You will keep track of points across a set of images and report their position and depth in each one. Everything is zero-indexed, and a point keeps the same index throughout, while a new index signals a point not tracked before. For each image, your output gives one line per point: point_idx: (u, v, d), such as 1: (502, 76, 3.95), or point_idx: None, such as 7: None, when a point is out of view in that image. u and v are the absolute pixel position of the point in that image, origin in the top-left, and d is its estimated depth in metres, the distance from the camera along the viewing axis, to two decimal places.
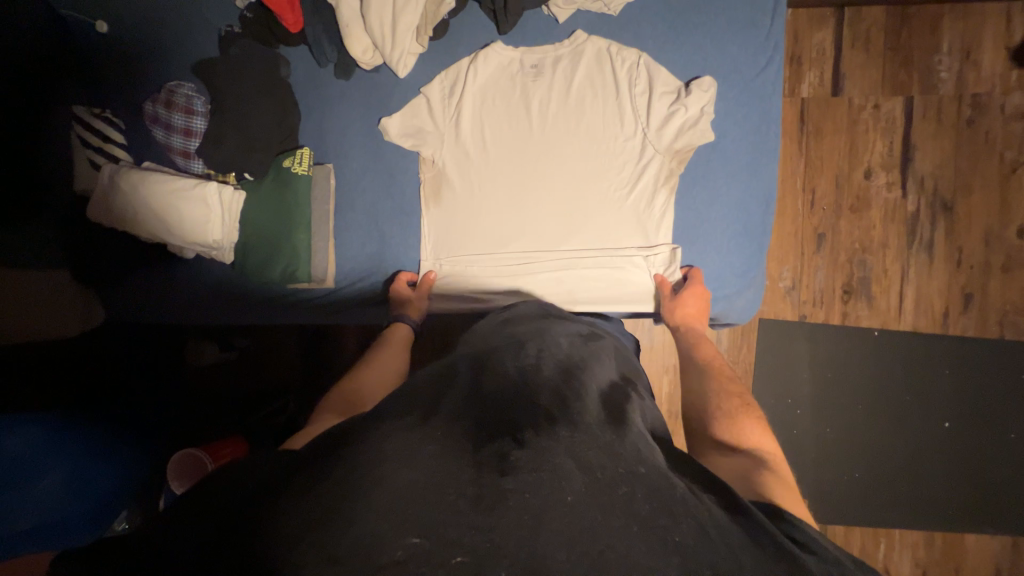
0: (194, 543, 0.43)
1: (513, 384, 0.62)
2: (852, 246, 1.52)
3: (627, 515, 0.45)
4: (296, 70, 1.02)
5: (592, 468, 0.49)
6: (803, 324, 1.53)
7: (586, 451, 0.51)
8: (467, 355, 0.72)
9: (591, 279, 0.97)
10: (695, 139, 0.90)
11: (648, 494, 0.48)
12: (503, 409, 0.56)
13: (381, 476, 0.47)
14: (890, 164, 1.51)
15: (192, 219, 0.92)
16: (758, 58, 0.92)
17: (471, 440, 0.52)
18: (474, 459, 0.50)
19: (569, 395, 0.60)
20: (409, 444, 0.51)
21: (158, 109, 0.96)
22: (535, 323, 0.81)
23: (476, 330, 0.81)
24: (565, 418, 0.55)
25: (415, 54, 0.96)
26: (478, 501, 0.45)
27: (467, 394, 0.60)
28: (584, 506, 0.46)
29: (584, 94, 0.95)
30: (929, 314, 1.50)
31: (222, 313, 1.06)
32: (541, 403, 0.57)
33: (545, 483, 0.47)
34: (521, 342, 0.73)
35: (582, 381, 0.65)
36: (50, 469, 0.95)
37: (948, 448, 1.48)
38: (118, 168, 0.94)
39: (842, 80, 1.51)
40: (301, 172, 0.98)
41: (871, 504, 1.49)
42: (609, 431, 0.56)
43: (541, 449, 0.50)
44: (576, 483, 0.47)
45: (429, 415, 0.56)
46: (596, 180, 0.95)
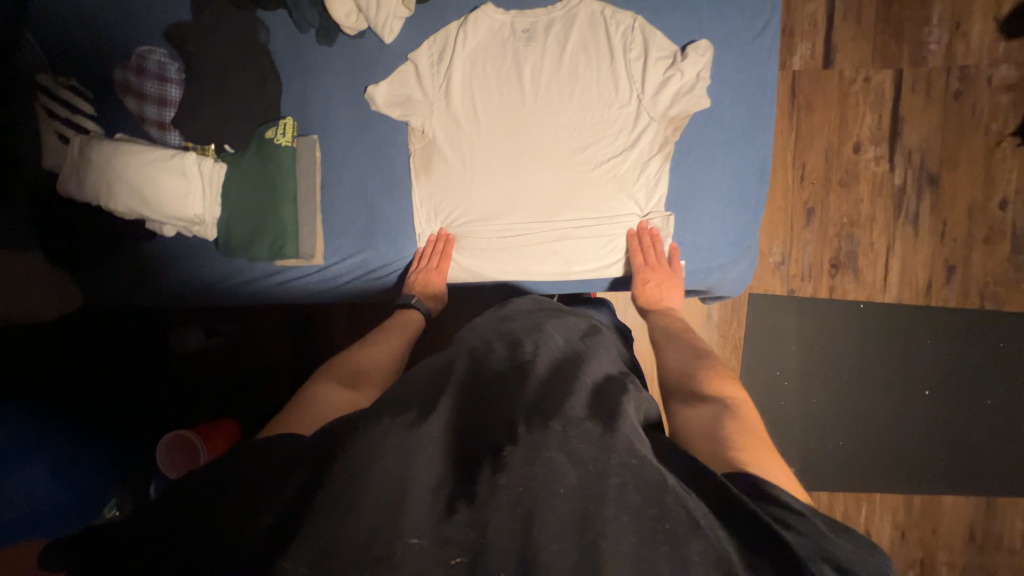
0: (189, 541, 0.42)
1: (507, 386, 0.60)
2: (840, 220, 1.53)
3: (619, 507, 0.45)
4: (276, 36, 0.97)
5: (584, 462, 0.49)
6: (791, 298, 1.56)
7: (578, 445, 0.51)
8: (465, 349, 0.70)
9: (588, 250, 0.96)
10: (691, 105, 0.89)
11: (639, 486, 0.47)
12: (496, 411, 0.56)
13: (364, 474, 0.46)
14: (879, 137, 1.51)
15: (170, 192, 0.88)
16: (755, 22, 0.90)
17: (460, 448, 0.52)
18: (466, 459, 0.51)
19: (563, 391, 0.59)
20: (401, 441, 0.50)
21: (129, 76, 0.91)
22: (534, 320, 0.79)
23: (475, 325, 0.80)
24: (554, 413, 0.54)
25: (402, 18, 0.92)
26: (471, 500, 0.46)
27: (464, 390, 0.60)
28: (577, 500, 0.46)
29: (578, 61, 0.92)
30: (913, 287, 1.53)
31: (208, 298, 1.04)
32: (535, 402, 0.56)
33: (538, 475, 0.47)
34: (516, 338, 0.71)
35: (579, 375, 0.64)
36: (35, 459, 0.92)
37: (928, 416, 1.53)
38: (88, 139, 0.90)
39: (834, 52, 1.50)
40: (284, 144, 0.94)
41: (854, 471, 1.54)
42: (601, 425, 0.54)
43: (534, 447, 0.50)
44: (569, 477, 0.48)
45: (427, 411, 0.55)
46: (590, 151, 0.93)
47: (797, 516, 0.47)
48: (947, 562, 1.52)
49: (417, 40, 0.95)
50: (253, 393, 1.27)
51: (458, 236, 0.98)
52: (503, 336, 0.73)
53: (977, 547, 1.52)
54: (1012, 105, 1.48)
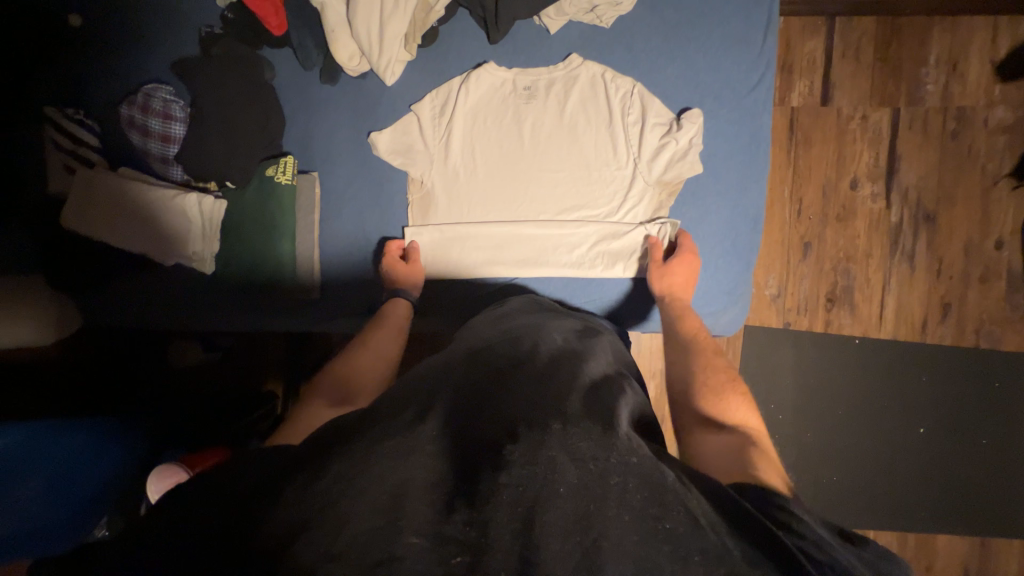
0: (196, 542, 0.43)
1: (503, 380, 0.61)
2: (836, 256, 1.54)
3: (620, 507, 0.45)
4: (281, 73, 0.99)
5: (585, 461, 0.49)
6: (787, 331, 1.56)
7: (579, 443, 0.50)
8: (467, 348, 0.72)
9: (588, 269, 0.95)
10: (684, 171, 0.90)
11: (639, 485, 0.47)
12: (486, 408, 0.56)
13: (364, 473, 0.47)
14: (876, 175, 1.52)
15: (173, 230, 0.92)
16: (749, 75, 0.91)
17: (464, 446, 0.52)
18: (472, 461, 0.49)
19: (562, 390, 0.59)
20: (400, 442, 0.51)
21: (134, 113, 0.93)
22: (535, 319, 0.80)
23: (473, 324, 0.82)
24: (554, 412, 0.54)
25: (404, 62, 0.94)
26: (473, 501, 0.46)
27: (462, 388, 0.61)
28: (577, 499, 0.46)
29: (577, 120, 0.94)
30: (908, 324, 1.54)
31: (199, 314, 1.00)
32: (535, 398, 0.57)
33: (540, 476, 0.47)
34: (516, 336, 0.72)
35: (578, 372, 0.64)
36: (43, 469, 0.93)
37: (923, 453, 1.53)
38: (89, 173, 0.91)
39: (832, 89, 1.52)
40: (285, 181, 0.95)
41: (848, 506, 1.53)
42: (600, 425, 0.54)
43: (535, 444, 0.50)
44: (569, 476, 0.47)
45: (425, 412, 0.56)
46: (586, 210, 0.95)
47: (800, 521, 0.48)
48: None
49: (419, 82, 0.96)
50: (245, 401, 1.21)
51: (452, 243, 0.97)
52: (505, 336, 0.74)
53: None
54: (1008, 146, 1.50)
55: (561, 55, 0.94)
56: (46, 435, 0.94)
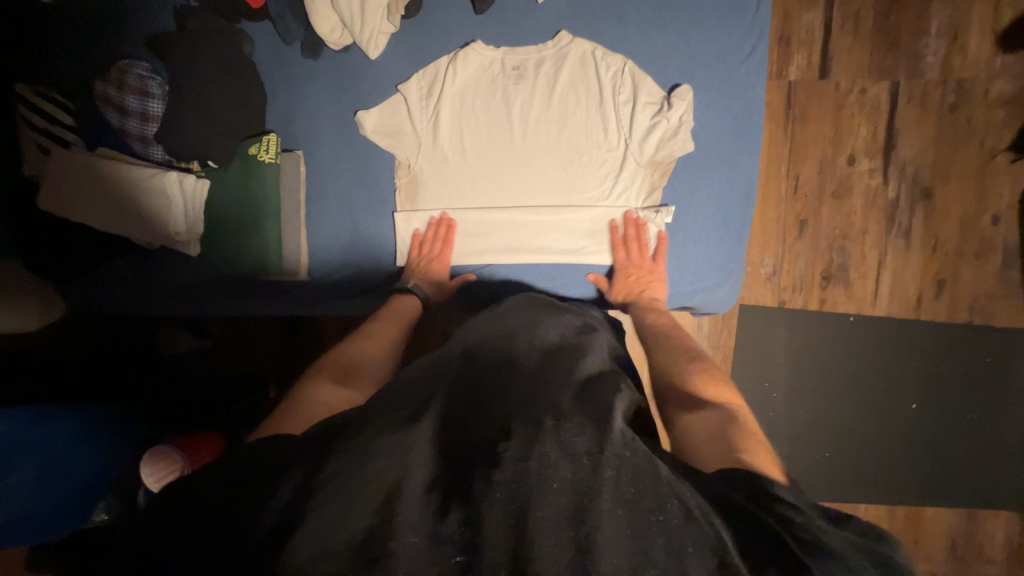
0: (186, 541, 0.43)
1: (501, 376, 0.61)
2: (832, 233, 1.53)
3: (614, 501, 0.45)
4: (260, 48, 0.95)
5: (578, 455, 0.48)
6: (782, 309, 1.56)
7: (573, 438, 0.49)
8: (460, 344, 0.70)
9: (581, 249, 0.94)
10: (675, 150, 0.88)
11: (633, 478, 0.47)
12: (482, 409, 0.55)
13: (355, 476, 0.47)
14: (874, 150, 1.50)
15: (154, 211, 0.89)
16: (743, 45, 0.89)
17: (459, 444, 0.51)
18: (465, 462, 0.49)
19: (555, 386, 0.59)
20: (392, 442, 0.50)
21: (109, 90, 0.90)
22: (529, 315, 0.78)
23: (476, 320, 0.78)
24: (548, 407, 0.53)
25: (387, 34, 0.90)
26: (465, 499, 0.46)
27: (455, 384, 0.60)
28: (571, 494, 0.45)
29: (567, 100, 0.91)
30: (903, 301, 1.54)
31: (187, 304, 1.00)
32: (529, 394, 0.56)
33: (533, 473, 0.46)
34: (509, 331, 0.72)
35: (571, 368, 0.64)
36: (28, 461, 0.92)
37: (914, 429, 1.54)
38: (67, 155, 0.88)
39: (830, 63, 1.49)
40: (268, 160, 0.93)
41: (840, 482, 1.55)
42: (594, 419, 0.53)
43: (527, 441, 0.49)
44: (563, 472, 0.46)
45: (421, 411, 0.55)
46: (576, 193, 0.93)
47: (790, 507, 0.48)
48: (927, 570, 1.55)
49: (403, 56, 0.93)
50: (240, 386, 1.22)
51: (444, 225, 0.95)
52: (498, 327, 0.73)
53: (959, 556, 1.54)
54: (1008, 119, 1.47)
55: (550, 26, 0.90)
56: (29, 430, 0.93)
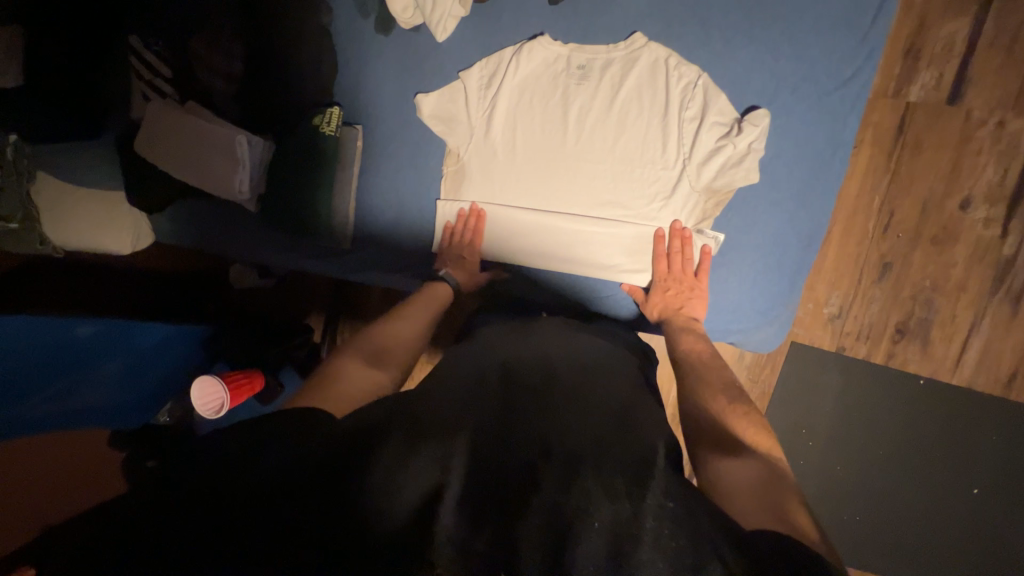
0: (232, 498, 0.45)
1: (534, 398, 0.62)
2: (921, 283, 1.35)
3: (654, 547, 0.44)
4: (338, 17, 0.97)
5: (619, 496, 0.48)
6: (839, 356, 1.41)
7: (613, 478, 0.49)
8: (499, 353, 0.72)
9: (613, 265, 0.91)
10: (737, 179, 0.81)
11: (675, 531, 0.45)
12: (519, 424, 0.56)
13: (399, 467, 0.49)
14: (997, 195, 1.28)
15: (222, 168, 0.96)
16: (844, 69, 0.78)
17: (498, 458, 0.52)
18: (507, 480, 0.50)
19: (592, 417, 0.59)
20: (436, 444, 0.51)
21: (202, 49, 0.98)
22: (564, 337, 0.78)
23: (492, 326, 0.83)
24: (587, 440, 0.55)
25: (458, 18, 0.89)
26: (508, 513, 0.47)
27: (492, 395, 0.61)
28: (610, 535, 0.44)
29: (629, 108, 0.85)
30: (991, 374, 1.34)
31: (246, 252, 1.09)
32: (567, 423, 0.57)
33: (573, 505, 0.46)
34: (545, 353, 0.73)
35: (606, 399, 0.64)
36: (112, 358, 1.01)
37: (969, 514, 1.38)
38: (160, 107, 0.96)
39: (965, 85, 1.27)
40: (328, 133, 0.95)
41: (866, 550, 1.43)
42: (637, 458, 0.52)
43: (568, 473, 0.49)
44: (604, 509, 0.46)
45: (460, 416, 0.57)
46: (618, 207, 0.88)
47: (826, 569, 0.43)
48: None
49: (471, 40, 0.92)
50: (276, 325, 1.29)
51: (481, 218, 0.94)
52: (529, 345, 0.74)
53: None
54: None
55: (626, 24, 0.84)
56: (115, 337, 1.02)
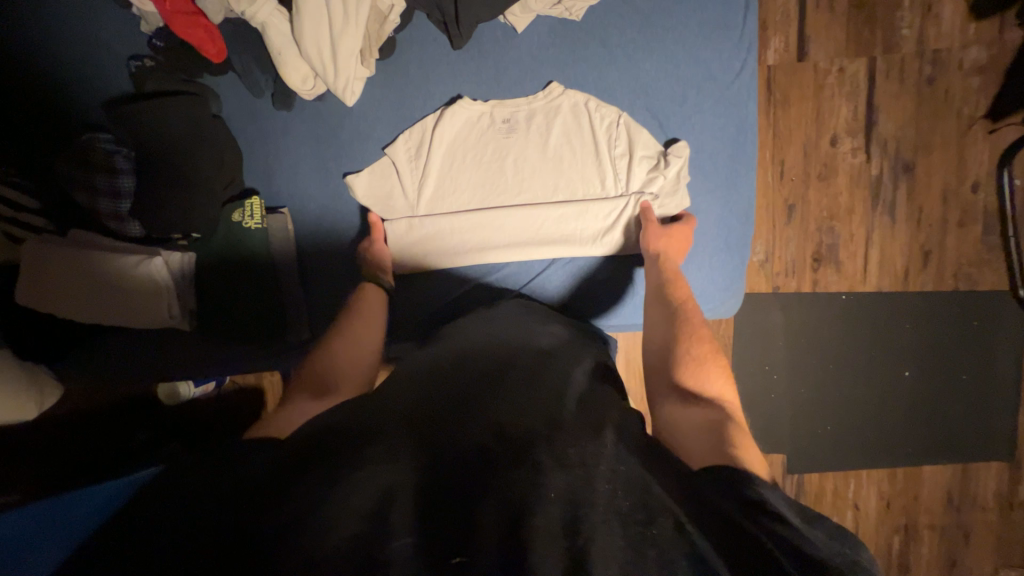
0: (169, 542, 0.43)
1: (491, 383, 0.62)
2: (820, 215, 1.55)
3: (607, 510, 0.45)
4: (228, 102, 0.91)
5: (573, 466, 0.49)
6: (777, 295, 1.58)
7: (566, 449, 0.51)
8: (455, 348, 0.73)
9: (585, 286, 0.94)
10: (673, 206, 0.90)
11: (626, 491, 0.48)
12: (472, 410, 0.56)
13: (345, 474, 0.48)
14: (855, 128, 1.51)
15: (145, 297, 0.86)
16: (732, 62, 0.88)
17: (447, 447, 0.51)
18: (455, 464, 0.50)
19: (550, 392, 0.61)
20: (380, 446, 0.51)
21: (75, 170, 0.85)
22: (520, 321, 0.81)
23: (462, 324, 0.82)
24: (545, 418, 0.55)
25: (362, 78, 0.86)
26: (463, 504, 0.46)
27: (443, 386, 0.62)
28: (566, 503, 0.45)
29: (562, 151, 0.89)
30: (891, 274, 1.57)
31: (184, 371, 0.95)
32: (524, 402, 0.58)
33: (527, 480, 0.47)
34: (504, 341, 0.74)
35: (570, 375, 0.67)
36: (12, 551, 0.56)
37: (908, 394, 1.61)
38: (38, 247, 0.83)
39: (808, 43, 1.48)
40: (254, 226, 0.89)
41: (843, 452, 1.61)
42: (587, 429, 0.55)
43: (524, 452, 0.50)
44: (558, 482, 0.47)
45: (409, 414, 0.56)
46: (572, 247, 0.90)
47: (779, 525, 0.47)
48: (928, 524, 1.63)
49: (380, 99, 0.90)
50: (231, 432, 1.12)
51: (442, 264, 0.92)
52: (491, 339, 0.75)
53: (956, 507, 1.63)
54: (983, 86, 1.49)
55: (532, 54, 0.88)
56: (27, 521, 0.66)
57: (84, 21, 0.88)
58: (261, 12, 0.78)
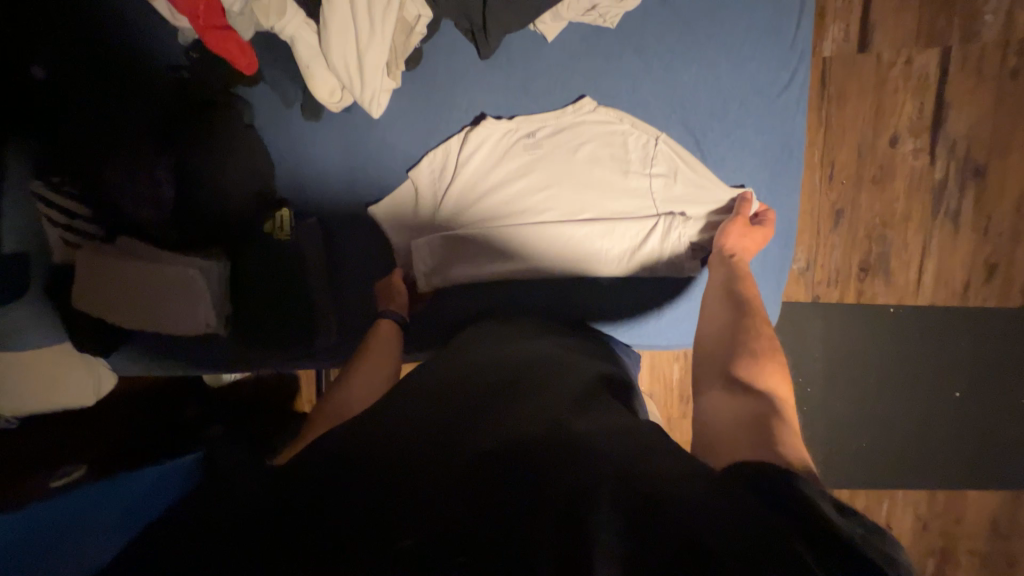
0: (194, 529, 0.46)
1: (504, 390, 0.62)
2: (871, 221, 1.43)
3: (609, 509, 0.42)
4: (258, 112, 0.92)
5: (575, 462, 0.47)
6: (816, 305, 1.49)
7: (569, 448, 0.49)
8: (474, 357, 0.73)
9: (610, 305, 0.91)
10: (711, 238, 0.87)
11: (628, 489, 0.44)
12: (481, 416, 0.56)
13: (355, 476, 0.49)
14: (920, 127, 1.37)
15: (184, 304, 0.89)
16: (779, 74, 0.84)
17: (451, 448, 0.51)
18: (458, 461, 0.49)
19: (563, 398, 0.59)
20: (388, 446, 0.52)
21: (121, 181, 0.90)
22: (528, 332, 0.81)
23: (481, 338, 0.79)
24: (553, 422, 0.54)
25: (388, 90, 0.85)
26: (465, 501, 0.45)
27: (455, 392, 0.62)
28: (565, 501, 0.43)
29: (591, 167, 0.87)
30: (949, 287, 1.45)
31: (217, 368, 0.99)
32: (534, 409, 0.56)
33: (529, 482, 0.46)
34: (522, 353, 0.73)
35: (588, 385, 0.65)
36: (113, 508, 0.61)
37: (957, 415, 1.50)
38: (90, 255, 0.89)
39: (871, 32, 1.34)
40: (284, 238, 0.92)
41: (878, 471, 1.53)
42: (598, 428, 0.52)
43: (528, 453, 0.49)
44: (560, 482, 0.45)
45: (419, 417, 0.57)
46: (594, 264, 0.89)
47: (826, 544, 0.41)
48: (968, 549, 1.55)
49: (406, 111, 0.90)
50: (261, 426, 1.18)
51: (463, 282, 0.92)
52: (509, 349, 0.74)
53: (1000, 535, 1.54)
54: None
55: (562, 63, 0.86)
56: (71, 503, 0.65)
57: (126, 34, 0.91)
58: (290, 26, 0.78)
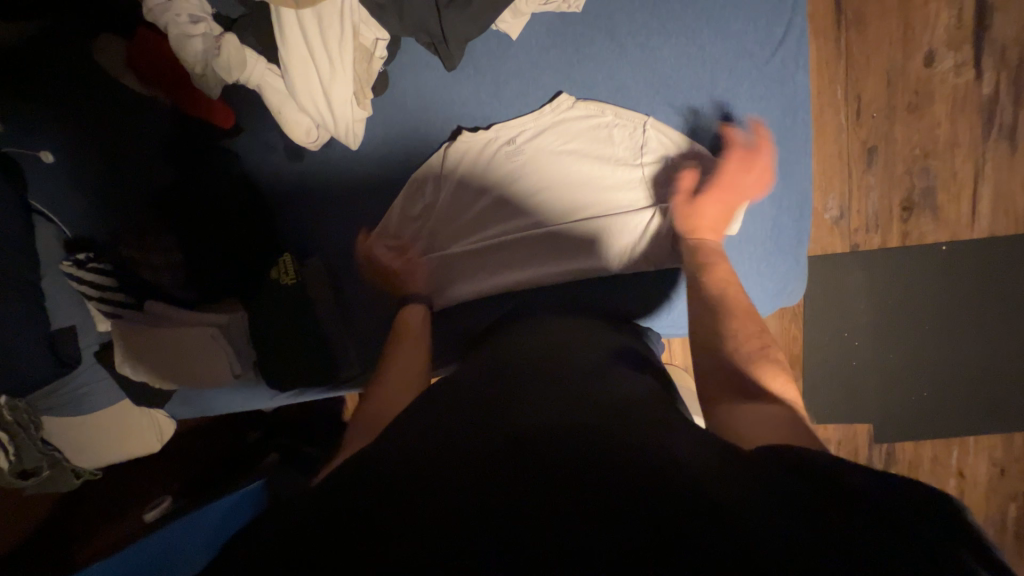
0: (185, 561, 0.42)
1: (516, 385, 0.58)
2: (911, 154, 1.28)
3: (633, 507, 0.38)
4: (248, 158, 0.96)
5: (593, 456, 0.43)
6: (856, 255, 1.34)
7: (587, 441, 0.45)
8: (482, 360, 0.69)
9: (623, 298, 0.87)
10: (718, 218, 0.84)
11: (654, 487, 0.40)
12: (492, 412, 0.52)
13: (354, 476, 0.45)
14: (958, 39, 1.22)
15: (214, 360, 0.94)
16: (769, 38, 0.84)
17: (458, 444, 0.47)
18: (465, 458, 0.45)
19: (579, 391, 0.55)
20: (392, 449, 0.48)
21: (131, 251, 0.93)
22: (541, 333, 0.74)
23: (491, 343, 0.76)
24: (569, 416, 0.50)
25: (361, 120, 0.84)
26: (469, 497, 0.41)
27: (465, 393, 0.58)
28: (581, 499, 0.39)
29: (579, 160, 0.85)
30: (1011, 213, 1.30)
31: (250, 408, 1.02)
32: (549, 404, 0.53)
33: (541, 475, 0.42)
34: (532, 348, 0.69)
35: (607, 375, 0.60)
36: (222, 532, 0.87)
37: None
38: (122, 330, 0.91)
39: None
40: (290, 281, 0.92)
41: (946, 422, 1.40)
42: (617, 422, 0.48)
43: (541, 448, 0.45)
44: (575, 477, 0.41)
45: (427, 419, 0.54)
46: (596, 257, 0.85)
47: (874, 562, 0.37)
48: None
49: (382, 137, 0.90)
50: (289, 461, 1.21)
51: (464, 287, 0.89)
52: (516, 347, 0.70)
53: None
54: None
55: (530, 59, 0.86)
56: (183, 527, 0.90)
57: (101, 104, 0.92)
58: (254, 74, 0.78)
